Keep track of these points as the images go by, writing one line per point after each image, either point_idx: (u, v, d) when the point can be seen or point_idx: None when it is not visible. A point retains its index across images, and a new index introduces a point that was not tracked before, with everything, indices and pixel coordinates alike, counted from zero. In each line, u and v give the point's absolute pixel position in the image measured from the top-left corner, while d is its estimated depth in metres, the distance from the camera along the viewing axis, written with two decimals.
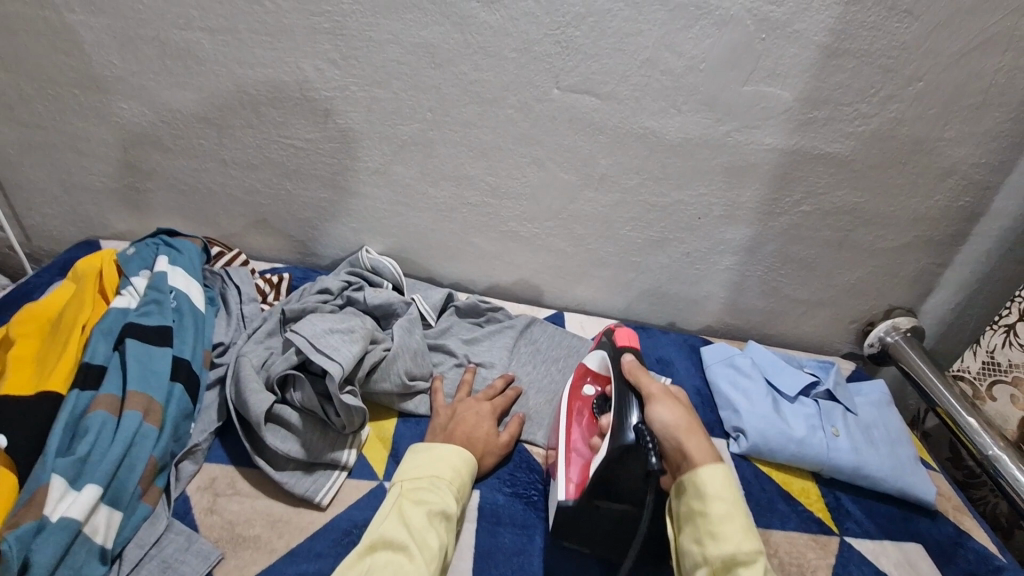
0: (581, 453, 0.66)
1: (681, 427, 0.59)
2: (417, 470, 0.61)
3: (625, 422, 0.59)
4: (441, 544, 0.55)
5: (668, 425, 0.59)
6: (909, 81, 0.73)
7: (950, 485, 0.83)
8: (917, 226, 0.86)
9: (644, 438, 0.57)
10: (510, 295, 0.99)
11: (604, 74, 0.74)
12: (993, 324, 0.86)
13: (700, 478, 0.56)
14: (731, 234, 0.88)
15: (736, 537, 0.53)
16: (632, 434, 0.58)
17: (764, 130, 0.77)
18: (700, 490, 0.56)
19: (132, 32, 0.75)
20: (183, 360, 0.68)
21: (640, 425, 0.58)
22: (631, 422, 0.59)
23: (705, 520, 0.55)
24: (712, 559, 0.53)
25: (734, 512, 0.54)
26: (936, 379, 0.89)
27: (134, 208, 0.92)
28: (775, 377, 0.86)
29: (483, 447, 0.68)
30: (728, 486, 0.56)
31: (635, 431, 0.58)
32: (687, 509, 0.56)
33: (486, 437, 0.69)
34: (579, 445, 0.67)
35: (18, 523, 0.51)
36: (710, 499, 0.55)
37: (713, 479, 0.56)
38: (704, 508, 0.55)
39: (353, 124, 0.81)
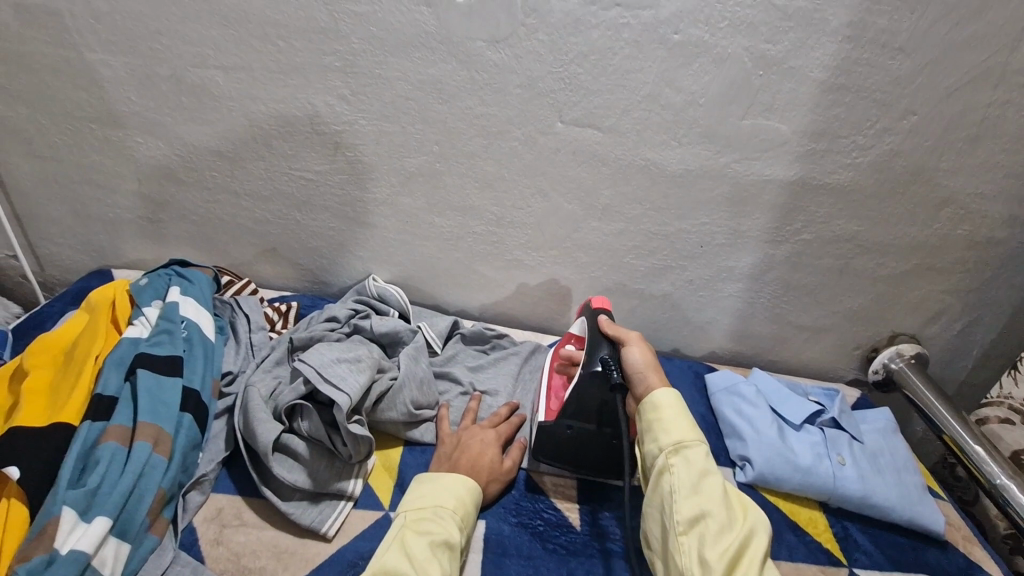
0: (559, 397, 0.76)
1: (646, 365, 0.70)
2: (421, 497, 0.62)
3: (595, 354, 0.71)
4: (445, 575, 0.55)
5: (635, 363, 0.70)
6: (903, 114, 0.75)
7: (960, 515, 0.81)
8: (917, 253, 0.87)
9: (610, 366, 0.69)
10: (515, 322, 1.00)
11: (606, 108, 0.76)
12: None
13: (654, 393, 0.67)
14: (734, 261, 0.89)
15: (682, 427, 0.64)
16: (599, 363, 0.70)
17: (763, 162, 0.79)
18: (653, 398, 0.67)
19: (151, 70, 0.78)
20: (193, 390, 0.68)
21: (607, 358, 0.70)
22: (600, 354, 0.71)
23: (658, 420, 0.65)
24: (665, 446, 0.63)
25: (680, 411, 0.65)
26: (941, 406, 0.89)
27: (147, 238, 0.94)
28: (780, 406, 0.86)
29: (488, 474, 0.68)
30: (677, 399, 0.67)
31: (603, 362, 0.70)
32: (643, 418, 0.67)
33: (490, 465, 0.69)
34: (558, 390, 0.77)
35: (28, 557, 0.51)
36: (661, 405, 0.66)
37: (665, 393, 0.67)
38: (656, 412, 0.66)
39: (362, 157, 0.83)
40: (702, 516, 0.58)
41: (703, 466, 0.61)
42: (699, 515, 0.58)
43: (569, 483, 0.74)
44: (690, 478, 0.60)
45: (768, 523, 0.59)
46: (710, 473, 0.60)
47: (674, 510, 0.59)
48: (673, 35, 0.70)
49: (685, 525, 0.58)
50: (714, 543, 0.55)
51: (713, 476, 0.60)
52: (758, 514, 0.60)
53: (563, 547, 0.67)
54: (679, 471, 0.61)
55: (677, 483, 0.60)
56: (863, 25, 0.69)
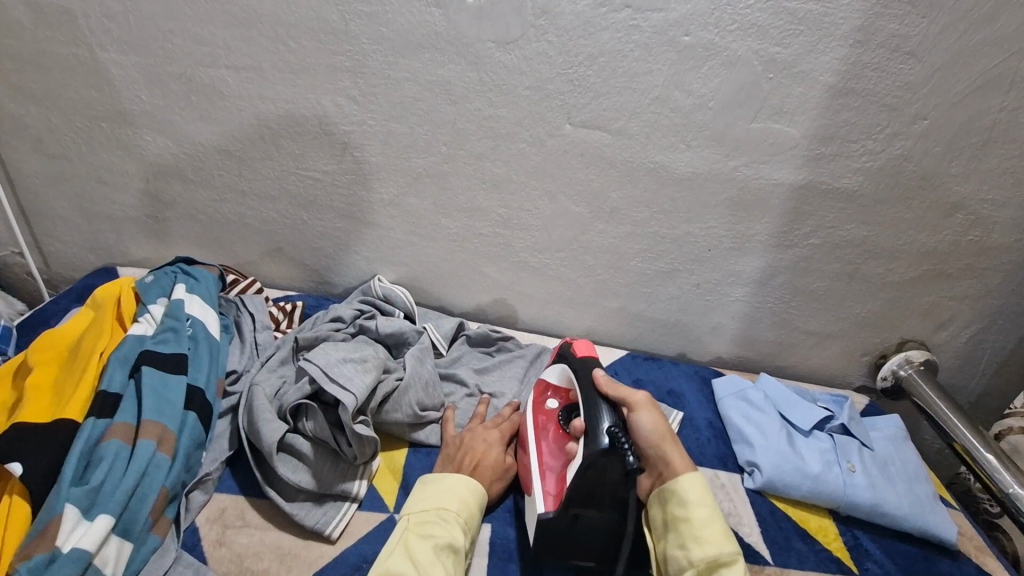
0: (554, 471, 0.65)
1: (661, 434, 0.65)
2: (427, 499, 0.61)
3: (599, 427, 0.60)
4: None
5: (647, 431, 0.65)
6: (914, 119, 0.74)
7: (971, 525, 0.80)
8: (927, 259, 0.87)
9: (619, 440, 0.58)
10: (520, 325, 0.99)
11: (615, 110, 0.76)
12: None
13: (683, 485, 0.62)
14: (741, 265, 0.88)
15: (718, 540, 0.58)
16: (605, 437, 0.59)
17: (773, 165, 0.78)
18: (683, 494, 0.61)
19: (161, 69, 0.78)
20: (198, 389, 0.67)
21: (613, 429, 0.60)
22: (604, 427, 0.60)
23: (689, 524, 0.60)
24: (697, 562, 0.57)
25: (715, 518, 0.60)
26: (947, 409, 0.89)
27: (152, 236, 0.94)
28: (788, 411, 0.85)
29: (492, 474, 0.67)
30: (705, 491, 0.61)
31: (610, 435, 0.59)
32: (671, 515, 0.61)
33: (495, 465, 0.68)
34: (551, 461, 0.66)
35: (30, 555, 0.51)
36: (692, 504, 0.60)
37: (695, 487, 0.61)
38: (687, 513, 0.60)
39: (369, 157, 0.83)
40: None
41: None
42: None
43: None
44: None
45: None
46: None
47: None
48: (683, 38, 0.70)
49: None
50: None
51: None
52: None
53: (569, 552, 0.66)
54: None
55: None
56: (874, 29, 0.68)
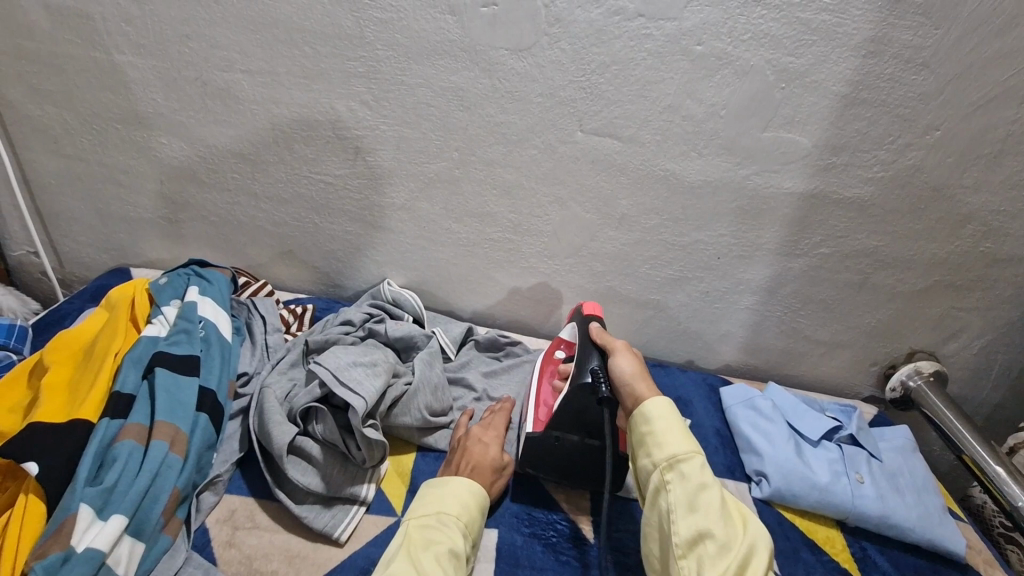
0: (547, 406, 0.74)
1: (636, 373, 0.66)
2: (427, 504, 0.61)
3: (584, 366, 0.68)
4: None
5: (621, 371, 0.67)
6: (927, 129, 0.74)
7: (981, 538, 0.80)
8: (938, 270, 0.86)
9: (598, 378, 0.66)
10: (528, 330, 1.00)
11: (626, 118, 0.76)
12: None
13: (644, 406, 0.62)
14: (751, 274, 0.88)
15: (675, 439, 0.59)
16: (588, 376, 0.67)
17: (784, 174, 0.78)
18: (644, 411, 0.62)
19: (177, 73, 0.79)
20: (209, 390, 0.68)
21: (596, 369, 0.67)
22: (589, 366, 0.68)
23: (651, 434, 0.60)
24: (659, 462, 0.58)
25: (674, 424, 0.60)
26: (968, 432, 0.86)
27: (164, 237, 0.95)
28: (797, 421, 0.84)
29: (494, 476, 0.68)
30: (668, 407, 0.62)
31: (592, 374, 0.67)
32: (636, 431, 0.62)
33: (497, 467, 0.68)
34: (547, 399, 0.75)
35: (44, 554, 0.51)
36: (653, 417, 0.61)
37: (655, 404, 0.62)
38: (649, 425, 0.61)
39: (381, 162, 0.83)
40: (700, 538, 0.53)
41: (699, 479, 0.56)
42: (697, 537, 0.53)
43: (581, 494, 0.73)
44: (687, 496, 0.55)
45: (769, 539, 0.54)
46: (708, 487, 0.55)
47: (672, 531, 0.55)
48: (696, 47, 0.70)
49: (683, 547, 0.53)
50: (712, 567, 0.51)
51: (712, 491, 0.55)
52: (760, 529, 0.55)
53: (577, 559, 0.66)
54: (675, 488, 0.56)
55: (673, 501, 0.56)
56: (887, 40, 0.68)
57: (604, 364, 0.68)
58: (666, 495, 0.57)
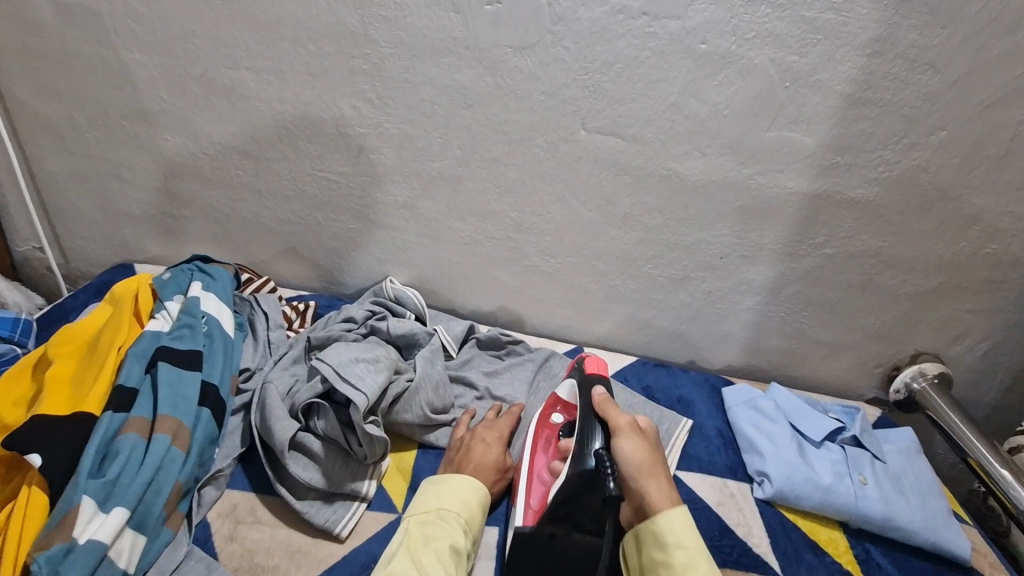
0: (542, 485, 0.67)
1: (644, 466, 0.63)
2: (427, 502, 0.61)
3: (588, 447, 0.62)
4: None
5: (629, 458, 0.63)
6: (932, 130, 0.74)
7: (985, 541, 0.79)
8: (943, 272, 0.86)
9: (603, 463, 0.60)
10: (530, 329, 0.99)
11: (630, 117, 0.76)
12: None
13: (661, 524, 0.59)
14: (754, 274, 0.88)
15: None
16: (592, 460, 0.61)
17: (787, 174, 0.78)
18: (660, 532, 0.59)
19: (183, 70, 0.79)
20: (212, 385, 0.68)
21: (601, 452, 0.61)
22: (594, 448, 0.62)
23: (669, 570, 0.57)
24: None
25: (697, 562, 0.57)
26: (979, 443, 0.85)
27: (167, 233, 0.95)
28: (799, 422, 0.84)
29: (493, 474, 0.68)
30: (685, 525, 0.59)
31: (596, 456, 0.61)
32: (649, 555, 0.59)
33: (496, 464, 0.68)
34: (541, 475, 0.68)
35: (49, 544, 0.51)
36: (670, 546, 0.58)
37: (673, 525, 0.59)
38: (666, 557, 0.58)
39: (384, 160, 0.83)
40: None
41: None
42: None
43: None
44: None
45: None
46: None
47: None
48: (700, 45, 0.70)
49: None
50: None
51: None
52: None
53: None
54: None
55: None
56: (892, 39, 0.68)
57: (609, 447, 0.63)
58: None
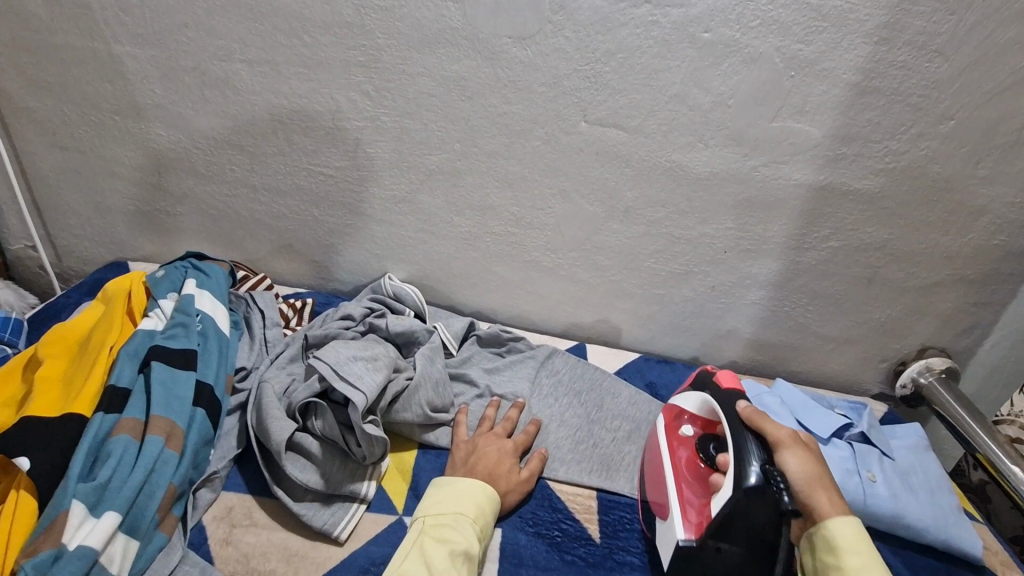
0: (695, 503, 0.63)
1: (811, 480, 0.58)
2: (443, 504, 0.60)
3: (750, 464, 0.57)
4: None
5: (796, 472, 0.58)
6: (941, 119, 0.72)
7: (996, 539, 0.78)
8: (952, 264, 0.84)
9: (773, 480, 0.55)
10: (532, 325, 0.98)
11: (632, 108, 0.74)
12: None
13: (829, 530, 0.57)
14: (758, 268, 0.87)
15: None
16: (755, 476, 0.56)
17: (792, 166, 0.77)
18: (830, 537, 0.57)
19: (175, 63, 0.78)
20: (206, 384, 0.67)
21: (766, 469, 0.56)
22: (756, 464, 0.57)
23: (838, 570, 0.56)
24: None
25: (869, 562, 0.55)
26: (986, 437, 0.83)
27: (162, 230, 0.93)
28: (806, 418, 0.82)
29: (506, 484, 0.66)
30: (859, 535, 0.56)
31: (762, 473, 0.56)
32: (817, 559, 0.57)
33: (509, 475, 0.67)
34: (690, 492, 0.64)
35: (36, 551, 0.50)
36: (839, 547, 0.56)
37: (844, 531, 0.56)
38: (836, 557, 0.56)
39: (381, 154, 0.82)
40: None
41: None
42: None
43: (588, 494, 0.71)
44: None
45: None
46: None
47: None
48: (704, 34, 0.69)
49: None
50: None
51: None
52: None
53: (581, 559, 0.64)
54: None
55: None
56: (900, 26, 0.66)
57: (771, 462, 0.58)
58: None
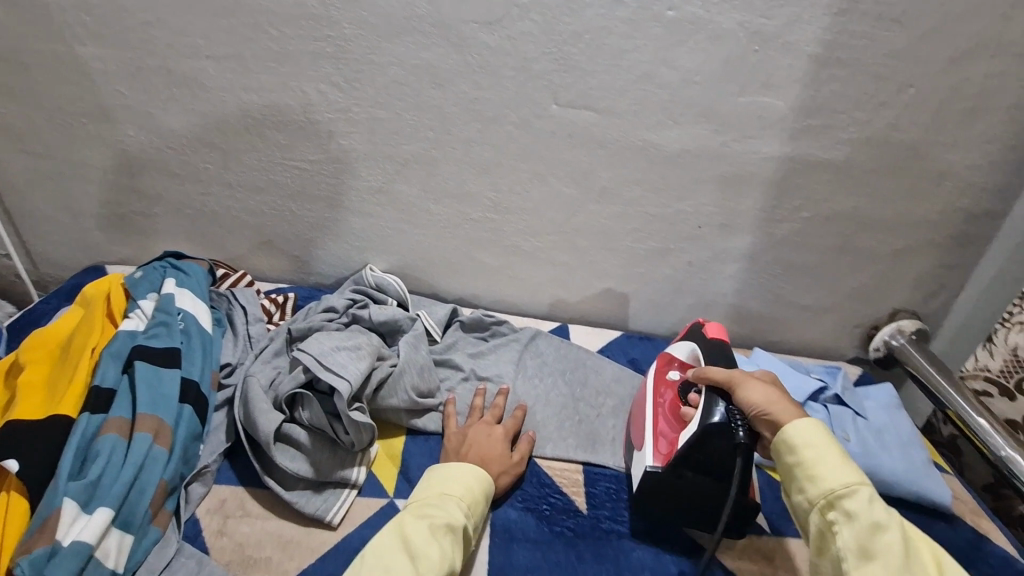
0: (668, 436, 0.68)
1: (772, 401, 0.59)
2: (444, 483, 0.62)
3: (713, 405, 0.62)
4: (444, 560, 0.54)
5: (756, 400, 0.59)
6: (901, 87, 0.74)
7: (966, 489, 0.82)
8: (918, 229, 0.87)
9: (733, 418, 0.60)
10: (515, 309, 0.99)
11: (602, 89, 0.75)
12: (1005, 321, 0.87)
13: (786, 432, 0.57)
14: (733, 242, 0.89)
15: (833, 473, 0.53)
16: (718, 415, 0.61)
17: (760, 140, 0.78)
18: (787, 439, 0.56)
19: (141, 62, 0.77)
20: (192, 381, 0.67)
21: (727, 410, 0.61)
22: (719, 406, 0.61)
23: (800, 466, 0.55)
24: (816, 501, 0.53)
25: (828, 451, 0.54)
26: (951, 391, 0.87)
27: (139, 232, 0.93)
28: (783, 385, 0.85)
29: (500, 466, 0.68)
30: (814, 431, 0.56)
31: (723, 412, 0.61)
32: (782, 462, 0.57)
33: (501, 458, 0.69)
34: (666, 428, 0.69)
35: (31, 548, 0.51)
36: (798, 445, 0.55)
37: (800, 429, 0.56)
38: (796, 455, 0.55)
39: (356, 145, 0.82)
40: None
41: (870, 520, 0.50)
42: None
43: (574, 468, 0.74)
44: (859, 540, 0.50)
45: None
46: (884, 528, 0.50)
47: None
48: (669, 13, 0.70)
49: None
50: None
51: (889, 532, 0.50)
52: None
53: (570, 530, 0.67)
54: (843, 530, 0.51)
55: (843, 546, 0.50)
56: None
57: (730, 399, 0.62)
58: (833, 539, 0.52)
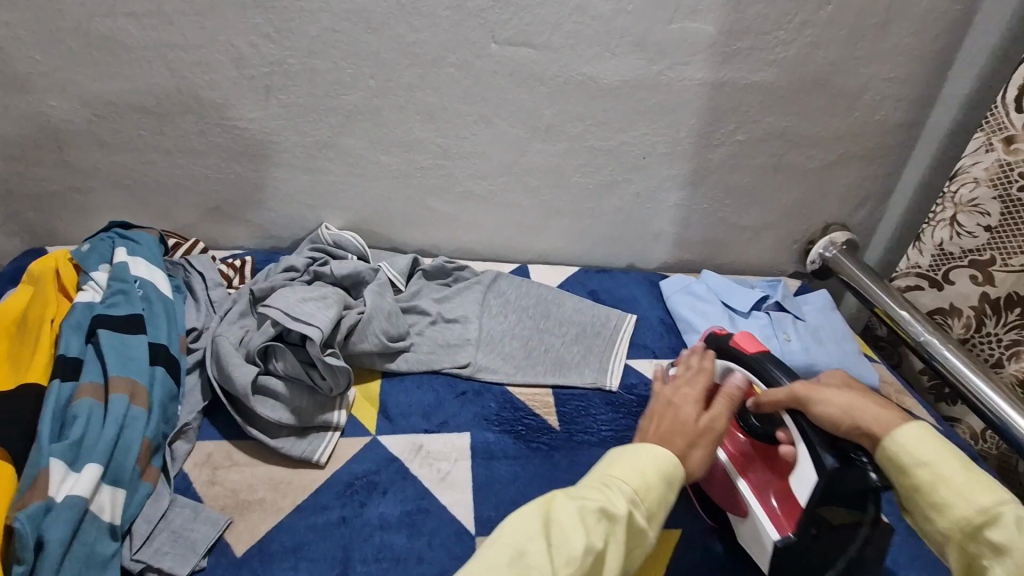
0: (772, 487, 0.59)
1: (852, 408, 0.54)
2: (620, 461, 0.51)
3: (817, 448, 0.53)
4: (586, 550, 0.44)
5: (834, 411, 0.54)
6: (817, 6, 0.79)
7: (892, 374, 0.92)
8: (843, 142, 0.93)
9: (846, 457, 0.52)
10: (475, 255, 1.01)
11: (537, 24, 0.77)
12: (929, 220, 0.92)
13: (890, 451, 0.51)
14: (675, 169, 0.93)
15: (963, 499, 0.48)
16: (830, 456, 0.52)
17: (692, 66, 0.82)
18: (896, 461, 0.51)
19: (54, 25, 0.73)
20: (160, 345, 0.68)
21: (829, 446, 0.53)
22: (820, 447, 0.53)
23: (922, 493, 0.50)
24: (951, 533, 0.48)
25: (949, 471, 0.49)
26: (881, 292, 0.94)
27: (75, 211, 0.89)
28: (730, 298, 0.93)
29: (686, 438, 0.53)
30: (924, 441, 0.51)
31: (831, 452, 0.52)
32: (900, 488, 0.51)
33: (684, 425, 0.54)
34: (762, 479, 0.60)
35: (26, 505, 0.52)
36: (910, 467, 0.50)
37: (907, 445, 0.51)
38: (912, 480, 0.50)
39: (296, 99, 0.80)
40: None
41: None
42: None
43: (544, 392, 0.78)
44: None
45: None
46: None
47: None
48: None
49: None
50: None
51: None
52: None
53: (547, 446, 0.72)
54: (993, 565, 0.46)
55: None
56: None
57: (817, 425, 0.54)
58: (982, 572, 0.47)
